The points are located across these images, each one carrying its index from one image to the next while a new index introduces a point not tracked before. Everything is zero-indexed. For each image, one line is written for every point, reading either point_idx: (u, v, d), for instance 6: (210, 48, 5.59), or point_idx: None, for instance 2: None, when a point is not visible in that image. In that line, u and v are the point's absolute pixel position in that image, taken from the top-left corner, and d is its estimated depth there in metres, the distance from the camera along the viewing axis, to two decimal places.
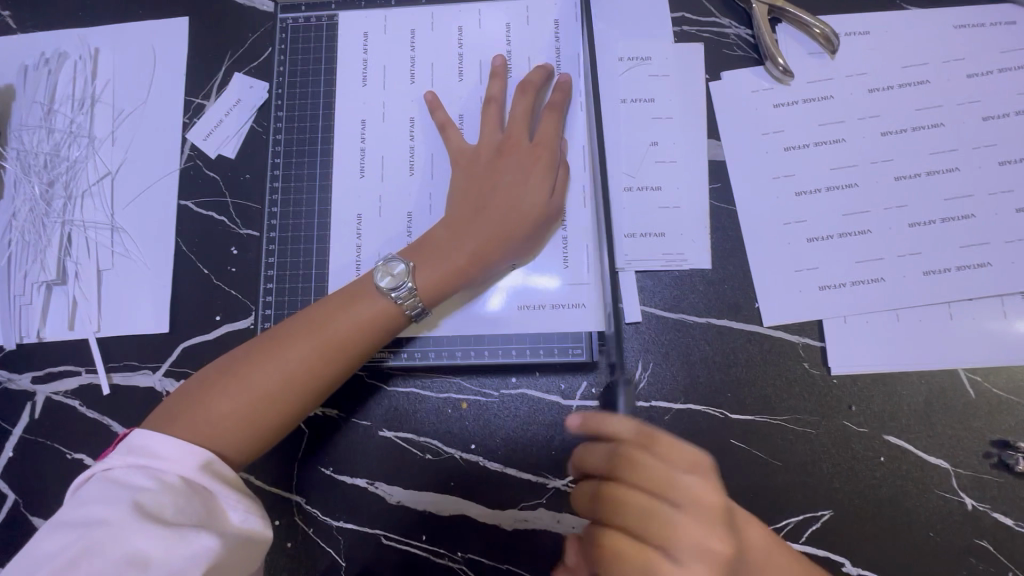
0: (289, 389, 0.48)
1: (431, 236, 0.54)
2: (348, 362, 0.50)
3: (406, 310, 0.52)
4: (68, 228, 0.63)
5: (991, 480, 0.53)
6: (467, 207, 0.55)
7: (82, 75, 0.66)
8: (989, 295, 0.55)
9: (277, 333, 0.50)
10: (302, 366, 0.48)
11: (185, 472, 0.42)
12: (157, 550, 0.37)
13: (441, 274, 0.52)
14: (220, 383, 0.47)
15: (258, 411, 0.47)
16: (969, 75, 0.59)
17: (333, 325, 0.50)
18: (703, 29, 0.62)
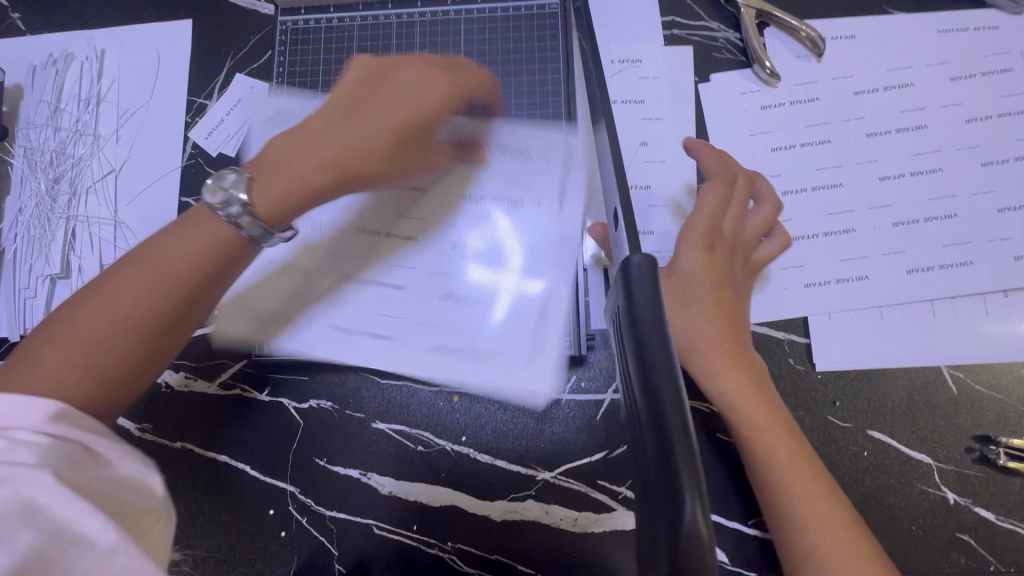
0: (130, 322, 0.43)
1: (304, 144, 0.49)
2: (182, 288, 0.44)
3: (247, 234, 0.46)
4: (72, 223, 0.65)
5: (973, 474, 0.54)
6: (310, 121, 0.50)
7: (88, 74, 0.68)
8: (971, 293, 0.56)
9: (110, 269, 0.44)
10: (133, 297, 0.43)
11: (33, 428, 0.38)
12: (32, 498, 0.35)
13: (291, 193, 0.48)
14: (57, 326, 0.42)
15: (89, 351, 0.42)
16: (952, 79, 0.61)
17: (158, 257, 0.44)
18: (692, 33, 0.64)
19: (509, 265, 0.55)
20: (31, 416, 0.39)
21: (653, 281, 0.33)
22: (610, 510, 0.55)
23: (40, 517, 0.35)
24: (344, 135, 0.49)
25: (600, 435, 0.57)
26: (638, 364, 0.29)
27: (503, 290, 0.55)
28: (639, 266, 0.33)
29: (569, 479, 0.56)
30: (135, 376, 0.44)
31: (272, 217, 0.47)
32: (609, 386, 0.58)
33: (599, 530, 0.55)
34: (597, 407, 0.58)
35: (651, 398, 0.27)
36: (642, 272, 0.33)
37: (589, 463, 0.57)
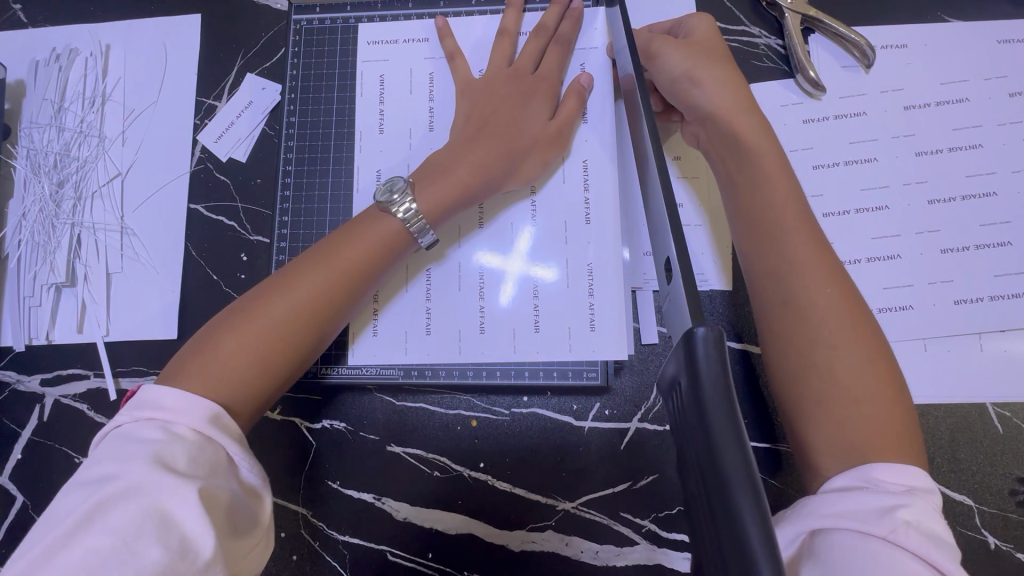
0: (292, 322, 0.46)
1: (454, 153, 0.53)
2: (353, 293, 0.48)
3: (411, 230, 0.50)
4: (77, 230, 0.62)
5: (1015, 518, 0.51)
6: (470, 128, 0.54)
7: (92, 72, 0.65)
8: (1022, 327, 0.53)
9: (287, 269, 0.48)
10: (307, 302, 0.46)
11: (194, 423, 0.40)
12: (170, 504, 0.35)
13: (444, 192, 0.51)
14: (219, 331, 0.45)
15: (267, 346, 0.45)
16: (1011, 94, 0.57)
17: (333, 260, 0.48)
18: (731, 38, 0.60)
19: (518, 247, 0.56)
20: (195, 410, 0.40)
21: (721, 359, 0.29)
22: (633, 544, 0.54)
23: (174, 527, 0.35)
24: (508, 143, 0.53)
25: (623, 465, 0.55)
26: (701, 427, 0.29)
27: (509, 274, 0.55)
28: (705, 340, 0.30)
29: (591, 510, 0.54)
30: (292, 375, 0.47)
31: (436, 212, 0.51)
32: (634, 415, 0.55)
33: (621, 563, 0.54)
34: (621, 437, 0.55)
35: (710, 435, 0.28)
36: (709, 346, 0.30)
37: (612, 494, 0.54)
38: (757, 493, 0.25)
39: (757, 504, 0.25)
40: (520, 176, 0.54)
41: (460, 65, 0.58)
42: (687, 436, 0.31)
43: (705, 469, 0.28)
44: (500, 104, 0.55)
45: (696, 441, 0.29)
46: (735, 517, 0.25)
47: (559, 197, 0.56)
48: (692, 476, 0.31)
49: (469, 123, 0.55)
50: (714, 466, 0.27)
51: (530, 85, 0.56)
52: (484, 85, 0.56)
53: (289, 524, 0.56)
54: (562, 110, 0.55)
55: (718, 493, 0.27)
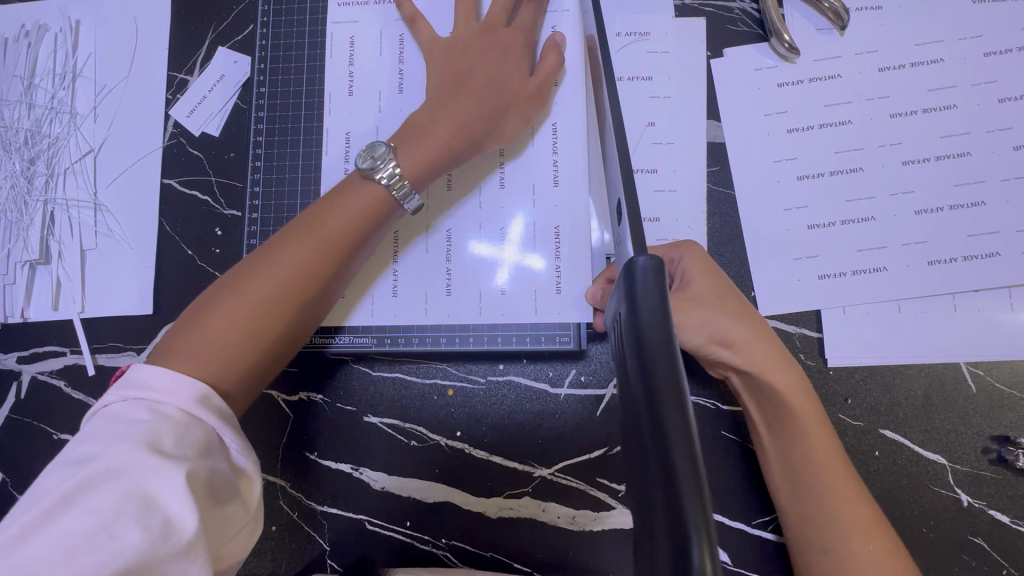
0: (284, 294, 0.45)
1: (437, 114, 0.52)
2: (345, 262, 0.48)
3: (395, 195, 0.50)
4: (50, 207, 0.62)
5: (989, 476, 0.52)
6: (448, 87, 0.54)
7: (63, 48, 0.65)
8: (996, 286, 0.53)
9: (273, 242, 0.47)
10: (298, 273, 0.46)
11: (183, 404, 0.39)
12: (155, 486, 0.35)
13: (428, 152, 0.51)
14: (208, 309, 0.44)
15: (260, 316, 0.44)
16: (986, 54, 0.56)
17: (321, 230, 0.47)
18: (704, 3, 0.59)
19: (511, 237, 0.56)
20: (181, 389, 0.40)
21: (661, 311, 0.31)
22: (609, 509, 0.54)
23: (159, 509, 0.34)
24: (490, 101, 0.53)
25: (598, 431, 0.55)
26: (639, 372, 0.30)
27: (503, 261, 0.56)
28: (646, 268, 0.33)
29: (568, 476, 0.54)
30: (289, 346, 0.47)
31: (422, 173, 0.51)
32: (610, 381, 0.55)
33: (598, 528, 0.54)
34: (597, 403, 0.55)
35: (649, 380, 0.28)
36: (648, 272, 0.33)
37: (588, 460, 0.55)
38: (689, 430, 0.26)
39: (688, 441, 0.26)
40: (503, 136, 0.54)
41: (423, 26, 0.57)
42: (633, 411, 0.31)
43: (641, 413, 0.29)
44: (475, 59, 0.54)
45: (639, 401, 0.29)
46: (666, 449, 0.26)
47: (531, 165, 0.57)
48: (629, 426, 0.31)
49: (446, 81, 0.54)
50: (651, 406, 0.28)
51: (505, 37, 0.55)
52: (457, 42, 0.56)
53: (267, 496, 0.56)
54: (542, 66, 0.55)
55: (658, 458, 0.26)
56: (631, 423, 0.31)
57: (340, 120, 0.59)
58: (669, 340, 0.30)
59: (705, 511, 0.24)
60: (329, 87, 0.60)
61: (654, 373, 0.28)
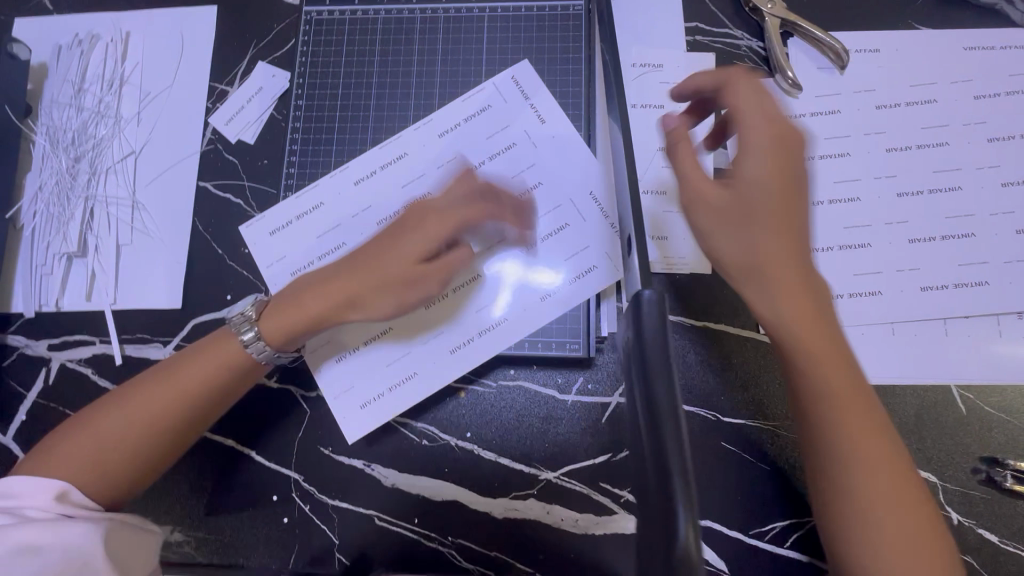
0: (117, 445, 0.50)
1: (330, 282, 0.54)
2: (199, 412, 0.52)
3: (247, 350, 0.53)
4: (90, 204, 0.65)
5: (978, 496, 0.54)
6: (348, 259, 0.55)
7: (112, 57, 0.69)
8: (984, 313, 0.56)
9: (143, 380, 0.53)
10: (145, 421, 0.51)
11: (45, 505, 0.47)
12: None
13: (286, 322, 0.53)
14: (76, 434, 0.50)
15: (86, 467, 0.49)
16: (976, 97, 0.60)
17: (173, 383, 0.52)
18: (714, 40, 0.64)
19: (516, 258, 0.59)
20: (42, 496, 0.47)
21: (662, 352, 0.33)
22: (611, 513, 0.56)
23: None
24: (392, 272, 0.54)
25: (603, 437, 0.57)
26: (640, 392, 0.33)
27: (507, 281, 0.59)
28: (649, 302, 0.35)
29: (571, 480, 0.57)
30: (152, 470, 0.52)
31: (274, 337, 0.53)
32: (616, 389, 0.58)
33: (599, 532, 0.56)
34: (603, 410, 0.58)
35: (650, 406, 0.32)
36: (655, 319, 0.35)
37: (592, 465, 0.57)
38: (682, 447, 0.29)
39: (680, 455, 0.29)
40: (366, 311, 0.54)
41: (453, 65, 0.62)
42: (638, 433, 0.34)
43: (640, 432, 0.32)
44: (389, 232, 0.55)
45: (641, 417, 0.33)
46: (663, 457, 0.29)
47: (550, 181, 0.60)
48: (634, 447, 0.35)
49: (349, 250, 0.56)
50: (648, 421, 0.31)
51: (419, 209, 0.56)
52: (388, 205, 0.58)
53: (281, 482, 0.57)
54: (460, 245, 0.56)
55: (659, 484, 0.28)
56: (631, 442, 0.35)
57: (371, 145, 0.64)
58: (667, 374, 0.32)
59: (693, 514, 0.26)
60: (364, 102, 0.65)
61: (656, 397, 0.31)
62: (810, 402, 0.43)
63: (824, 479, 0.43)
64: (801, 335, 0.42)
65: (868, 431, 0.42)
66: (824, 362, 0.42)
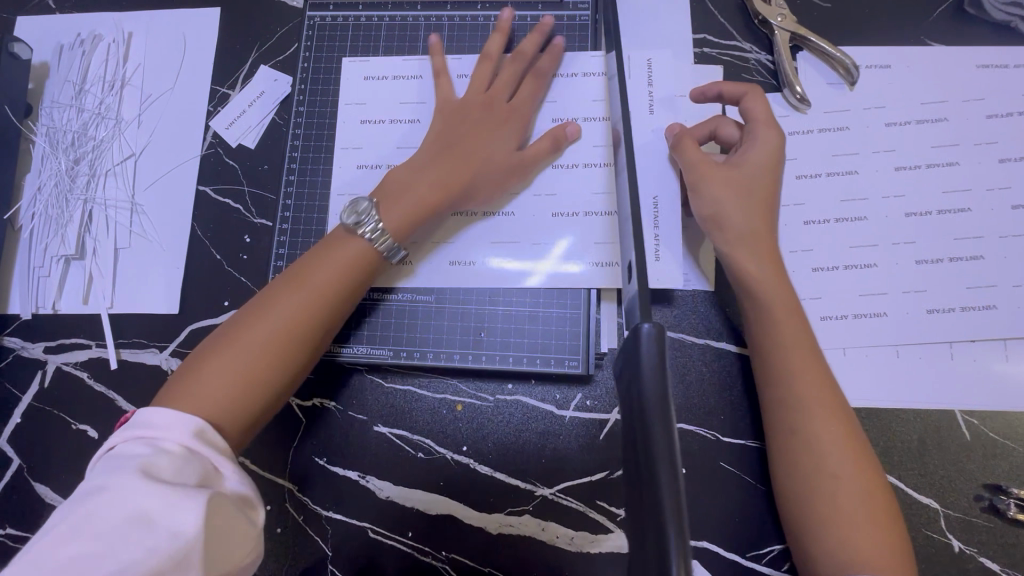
0: (278, 340, 0.46)
1: (419, 173, 0.54)
2: (325, 317, 0.49)
3: (381, 249, 0.51)
4: (89, 206, 0.65)
5: (980, 524, 0.53)
6: (438, 156, 0.55)
7: (114, 57, 0.68)
8: (991, 338, 0.55)
9: (271, 287, 0.50)
10: (283, 325, 0.47)
11: (182, 440, 0.40)
12: (156, 509, 0.36)
13: (409, 210, 0.53)
14: (206, 354, 0.46)
15: (257, 366, 0.45)
16: (988, 116, 0.59)
17: (306, 282, 0.49)
18: (722, 53, 0.63)
19: (551, 252, 0.58)
20: (181, 430, 0.41)
21: (661, 387, 0.30)
22: (607, 532, 0.55)
23: (161, 526, 0.36)
24: (487, 168, 0.56)
25: (600, 454, 0.56)
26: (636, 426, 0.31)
27: (536, 271, 0.58)
28: (648, 334, 0.32)
29: (567, 497, 0.56)
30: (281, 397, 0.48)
31: (397, 229, 0.52)
32: (614, 406, 0.57)
33: (595, 550, 0.55)
34: (601, 427, 0.57)
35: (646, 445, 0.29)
36: (652, 342, 0.31)
37: (589, 482, 0.56)
38: (678, 494, 0.27)
39: (676, 502, 0.27)
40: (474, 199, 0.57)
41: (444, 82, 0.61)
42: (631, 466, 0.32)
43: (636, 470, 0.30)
44: (469, 132, 0.57)
45: (635, 455, 0.30)
46: (658, 502, 0.27)
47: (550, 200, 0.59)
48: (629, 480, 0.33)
49: (437, 141, 0.57)
50: (644, 458, 0.29)
51: (501, 112, 0.58)
52: (462, 106, 0.58)
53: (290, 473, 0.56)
54: (530, 147, 0.57)
55: (652, 531, 0.27)
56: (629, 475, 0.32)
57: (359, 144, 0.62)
58: (665, 411, 0.29)
59: (687, 568, 0.25)
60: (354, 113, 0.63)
61: (652, 438, 0.29)
62: (778, 383, 0.49)
63: (787, 448, 0.48)
64: (772, 311, 0.50)
65: (834, 417, 0.47)
66: (786, 338, 0.49)
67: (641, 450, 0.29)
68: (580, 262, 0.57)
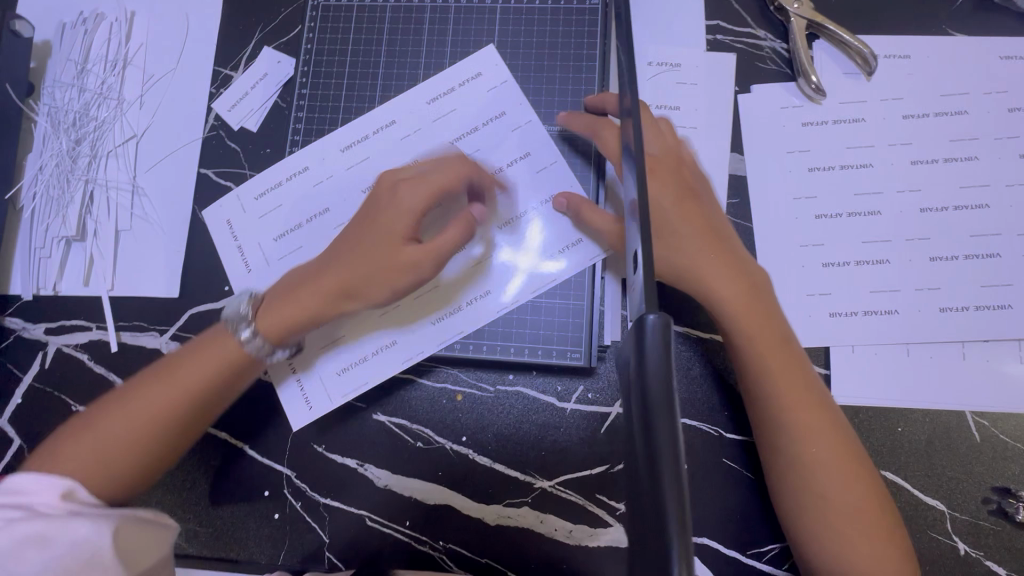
0: (138, 424, 0.48)
1: (326, 270, 0.53)
2: (190, 406, 0.50)
3: (258, 355, 0.51)
4: (90, 187, 0.64)
5: (987, 527, 0.52)
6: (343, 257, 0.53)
7: (116, 37, 0.67)
8: (1005, 338, 0.53)
9: (153, 365, 0.51)
10: (133, 407, 0.48)
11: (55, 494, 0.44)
12: (50, 530, 0.40)
13: (284, 317, 0.52)
14: (87, 419, 0.49)
15: (124, 441, 0.47)
16: (1011, 110, 0.57)
17: (172, 373, 0.50)
18: (736, 40, 0.61)
19: (531, 244, 0.57)
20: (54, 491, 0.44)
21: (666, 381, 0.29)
22: (606, 526, 0.54)
23: (54, 542, 0.40)
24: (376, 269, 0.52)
25: (601, 447, 0.56)
26: (639, 425, 0.29)
27: (520, 268, 0.57)
28: (654, 328, 0.30)
29: (566, 489, 0.55)
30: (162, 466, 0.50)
31: (272, 332, 0.52)
32: (616, 399, 0.56)
33: (593, 544, 0.54)
34: (602, 420, 0.56)
35: (651, 447, 0.28)
36: (657, 336, 0.30)
37: (589, 476, 0.55)
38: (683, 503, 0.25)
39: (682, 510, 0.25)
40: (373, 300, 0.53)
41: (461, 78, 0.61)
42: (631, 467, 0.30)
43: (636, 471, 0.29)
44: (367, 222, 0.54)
45: (637, 455, 0.29)
46: (660, 507, 0.26)
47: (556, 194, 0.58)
48: (627, 482, 0.31)
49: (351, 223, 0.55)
50: (647, 461, 0.27)
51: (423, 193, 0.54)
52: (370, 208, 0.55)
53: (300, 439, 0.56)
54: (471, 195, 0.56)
55: (654, 535, 0.25)
56: (628, 472, 0.31)
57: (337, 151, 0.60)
58: (668, 408, 0.28)
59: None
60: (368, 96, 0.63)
61: (654, 431, 0.28)
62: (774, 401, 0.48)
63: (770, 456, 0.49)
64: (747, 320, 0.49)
65: (823, 437, 0.47)
66: (761, 342, 0.48)
67: (641, 447, 0.28)
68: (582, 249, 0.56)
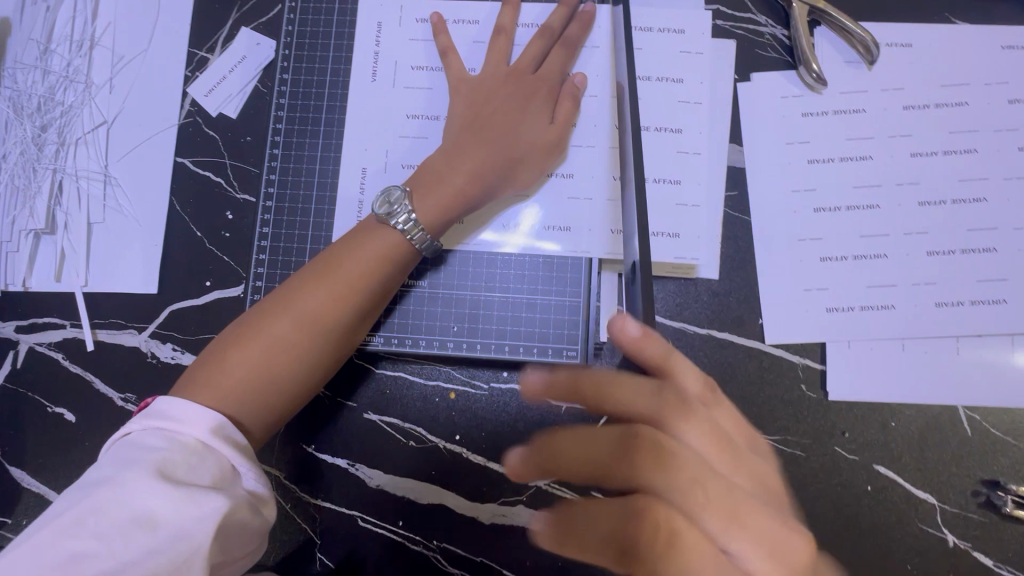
0: (310, 331, 0.46)
1: (458, 156, 0.52)
2: (332, 342, 0.47)
3: (412, 241, 0.50)
4: (59, 177, 0.61)
5: (976, 519, 0.53)
6: (467, 132, 0.53)
7: (82, 14, 0.63)
8: (998, 333, 0.54)
9: (293, 282, 0.48)
10: (298, 331, 0.46)
11: (199, 434, 0.41)
12: (163, 514, 0.36)
13: (435, 210, 0.50)
14: (225, 346, 0.45)
15: (277, 361, 0.45)
16: (1011, 101, 0.56)
17: (339, 275, 0.48)
18: (736, 25, 0.59)
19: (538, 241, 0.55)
20: (200, 423, 0.41)
21: None
22: None
23: (164, 528, 0.36)
24: (520, 159, 0.53)
25: None
26: None
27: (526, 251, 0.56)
28: None
29: (562, 487, 0.55)
30: (300, 398, 0.48)
31: (431, 222, 0.50)
32: None
33: None
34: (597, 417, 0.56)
35: None
36: None
37: None
38: None
39: None
40: (516, 183, 0.53)
41: (454, 61, 0.56)
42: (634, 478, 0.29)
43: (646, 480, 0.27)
44: (498, 108, 0.53)
45: None
46: None
47: (553, 189, 0.55)
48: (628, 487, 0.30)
49: (464, 127, 0.53)
50: None
51: (530, 86, 0.54)
52: (483, 85, 0.55)
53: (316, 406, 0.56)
54: (559, 113, 0.54)
55: None
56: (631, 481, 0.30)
57: (370, 94, 0.58)
58: None
59: None
60: (353, 78, 0.59)
61: None
62: None
63: None
64: None
65: None
66: None
67: None
68: (587, 225, 0.55)
